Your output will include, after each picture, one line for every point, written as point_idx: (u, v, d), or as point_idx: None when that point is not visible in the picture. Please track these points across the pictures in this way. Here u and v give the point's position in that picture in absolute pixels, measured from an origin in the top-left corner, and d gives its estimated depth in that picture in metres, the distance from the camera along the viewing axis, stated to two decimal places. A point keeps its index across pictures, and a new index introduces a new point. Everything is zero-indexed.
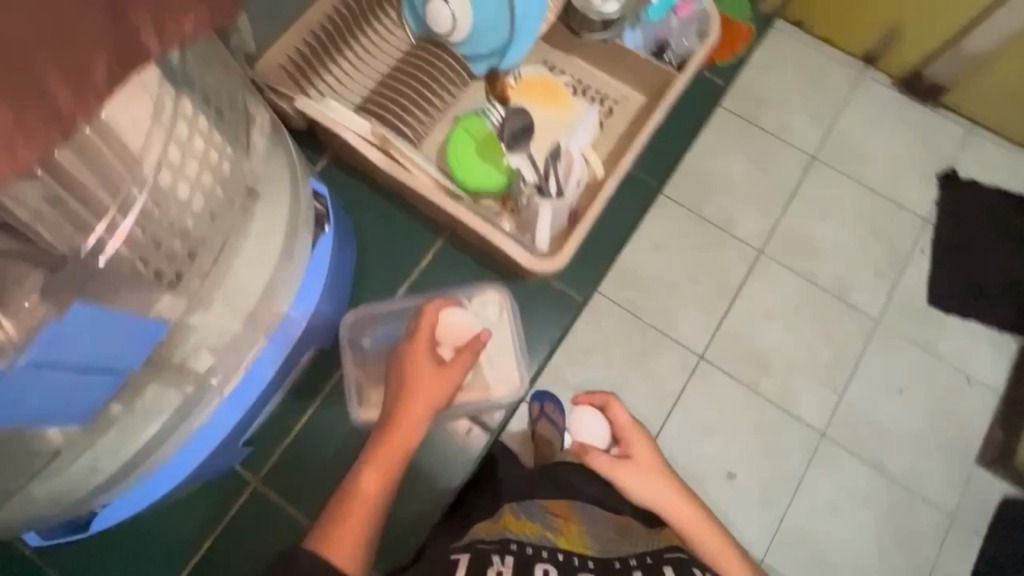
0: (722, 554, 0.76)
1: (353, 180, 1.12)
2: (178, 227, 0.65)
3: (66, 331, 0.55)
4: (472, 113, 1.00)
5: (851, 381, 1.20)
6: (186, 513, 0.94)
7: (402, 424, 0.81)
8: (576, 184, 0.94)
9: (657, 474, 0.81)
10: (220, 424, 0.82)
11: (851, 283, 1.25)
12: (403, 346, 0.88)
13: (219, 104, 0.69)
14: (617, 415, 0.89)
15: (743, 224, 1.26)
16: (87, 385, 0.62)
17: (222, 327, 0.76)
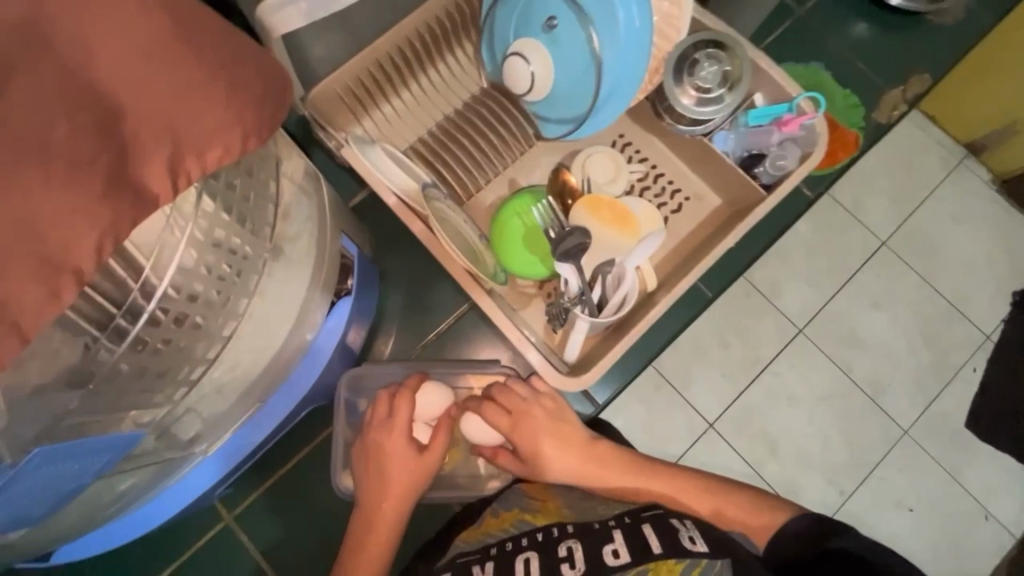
0: (690, 493, 0.80)
1: (390, 219, 1.05)
2: (186, 326, 0.56)
3: (32, 474, 0.46)
4: (525, 194, 0.93)
5: (860, 486, 1.18)
6: (160, 538, 0.92)
7: (381, 519, 0.77)
8: (623, 304, 0.83)
9: (570, 455, 0.81)
10: (201, 479, 0.78)
11: (886, 385, 1.23)
12: (368, 427, 0.81)
13: (249, 172, 0.56)
14: (501, 407, 0.83)
15: (791, 302, 1.24)
16: (51, 505, 0.52)
17: (214, 403, 0.69)
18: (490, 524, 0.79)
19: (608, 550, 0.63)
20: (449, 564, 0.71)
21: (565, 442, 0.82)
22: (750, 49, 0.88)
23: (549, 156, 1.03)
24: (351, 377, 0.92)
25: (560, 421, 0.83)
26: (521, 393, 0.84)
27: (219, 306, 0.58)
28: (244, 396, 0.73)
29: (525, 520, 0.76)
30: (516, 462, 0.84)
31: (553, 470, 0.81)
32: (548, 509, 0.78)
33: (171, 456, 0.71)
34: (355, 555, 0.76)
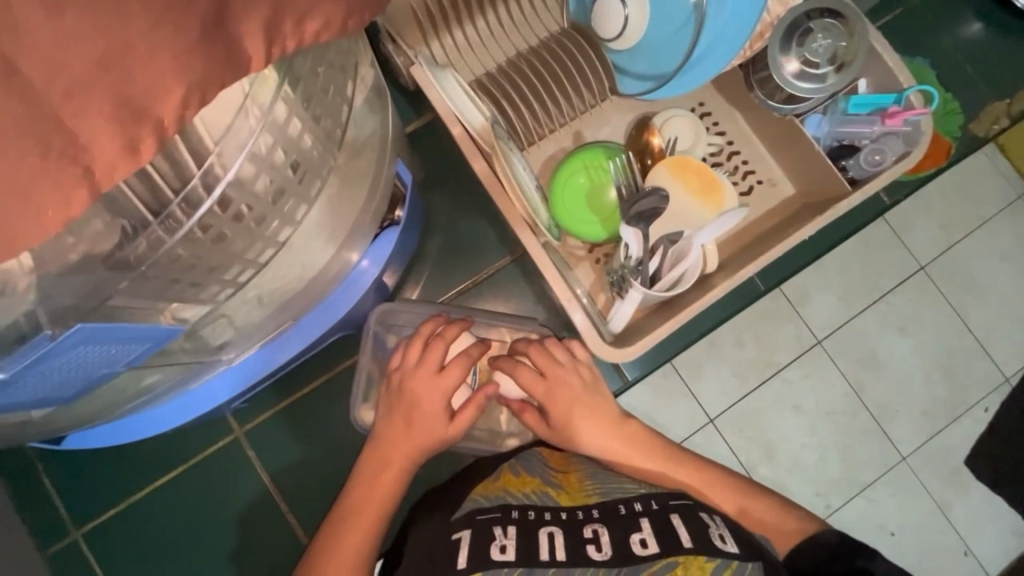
0: (712, 487, 0.75)
1: (445, 156, 0.99)
2: (249, 224, 0.53)
3: (71, 345, 0.43)
4: (601, 149, 0.88)
5: (848, 502, 1.11)
6: (170, 440, 0.92)
7: (391, 469, 0.73)
8: (685, 278, 0.79)
9: (597, 428, 0.77)
10: (222, 388, 0.76)
11: (893, 411, 1.13)
12: (412, 368, 0.77)
13: (334, 66, 0.51)
14: (537, 366, 0.80)
15: (816, 311, 1.13)
16: (83, 379, 0.50)
17: (253, 310, 0.66)
18: (508, 481, 0.72)
19: (636, 538, 0.59)
20: (467, 519, 0.64)
21: (597, 415, 0.78)
22: (871, 30, 0.80)
23: (620, 114, 0.96)
24: (380, 310, 0.88)
25: (595, 394, 0.79)
26: (561, 358, 0.81)
27: (275, 209, 0.54)
28: (278, 312, 0.70)
29: (548, 492, 0.70)
30: (541, 421, 0.80)
31: (580, 440, 0.77)
32: (573, 485, 0.72)
33: (198, 359, 0.68)
34: (357, 499, 0.72)
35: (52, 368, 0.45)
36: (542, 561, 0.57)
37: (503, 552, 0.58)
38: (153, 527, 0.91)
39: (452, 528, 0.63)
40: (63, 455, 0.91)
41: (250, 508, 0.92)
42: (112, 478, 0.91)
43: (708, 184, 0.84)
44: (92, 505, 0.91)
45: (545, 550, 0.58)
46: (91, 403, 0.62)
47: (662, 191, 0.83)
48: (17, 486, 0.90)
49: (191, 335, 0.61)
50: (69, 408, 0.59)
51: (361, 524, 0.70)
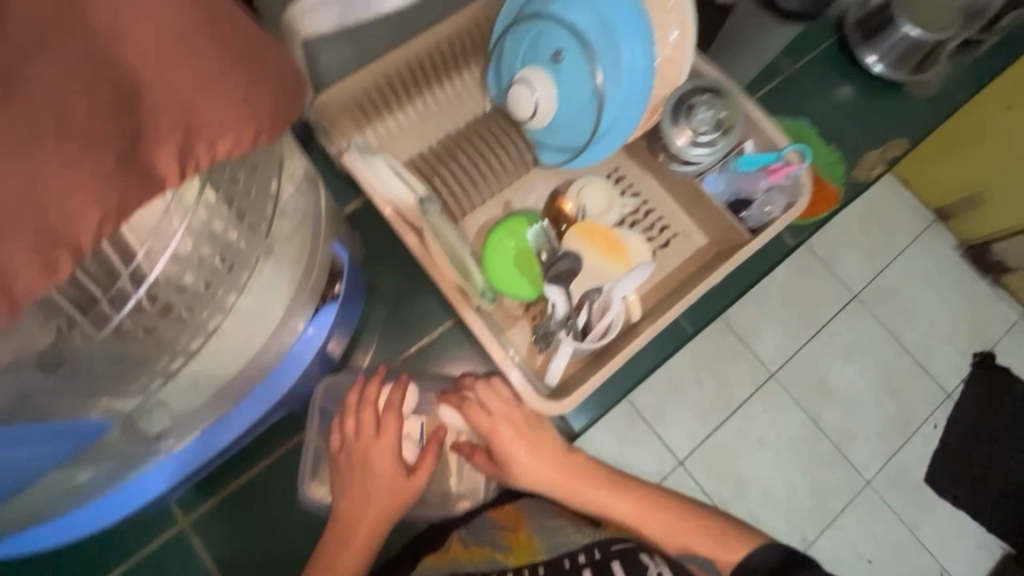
0: (647, 518, 0.75)
1: (384, 230, 1.05)
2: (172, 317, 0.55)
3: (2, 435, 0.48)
4: (523, 214, 0.94)
5: (822, 532, 1.14)
6: (108, 537, 0.88)
7: (353, 532, 0.77)
8: (611, 328, 0.86)
9: (539, 463, 0.80)
10: (160, 478, 0.75)
11: (853, 437, 1.20)
12: (352, 444, 0.81)
13: (256, 167, 0.56)
14: (482, 406, 0.82)
15: (766, 342, 1.21)
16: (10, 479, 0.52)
17: (186, 396, 0.67)
18: (460, 553, 0.78)
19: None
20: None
21: (540, 451, 0.81)
22: (743, 101, 0.94)
23: (543, 182, 1.05)
24: (328, 380, 0.91)
25: (538, 431, 0.82)
26: (503, 394, 0.83)
27: (198, 297, 0.57)
28: (217, 394, 0.72)
29: (496, 556, 0.75)
30: (491, 466, 0.83)
31: (523, 477, 0.80)
32: (522, 545, 0.77)
33: (136, 449, 0.68)
34: (319, 573, 0.75)
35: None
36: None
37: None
38: None
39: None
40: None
41: None
42: None
43: (613, 239, 0.92)
44: None
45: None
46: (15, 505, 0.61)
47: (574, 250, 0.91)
48: None
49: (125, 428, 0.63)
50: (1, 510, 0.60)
51: None
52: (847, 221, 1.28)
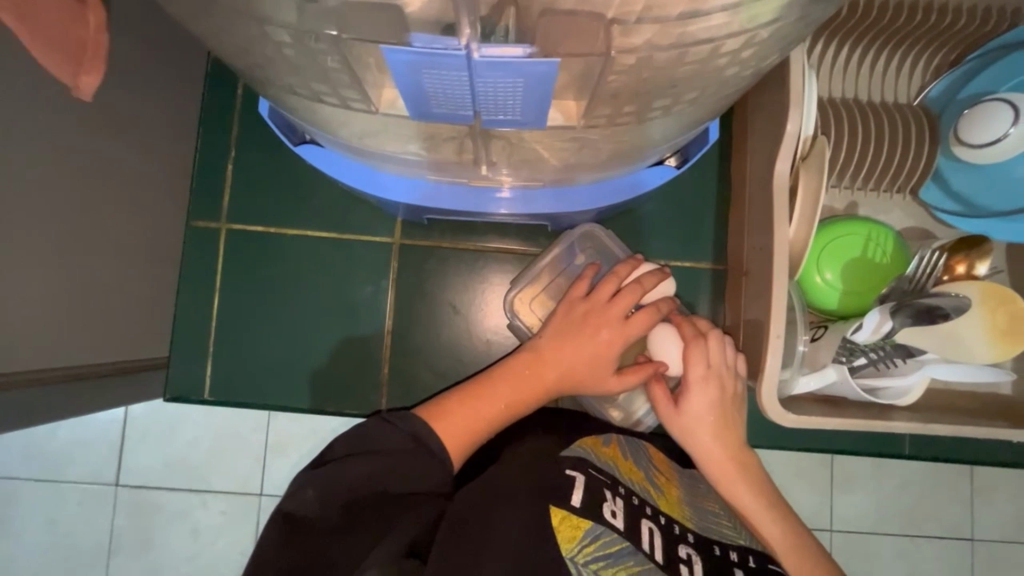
0: (787, 550, 0.72)
1: (715, 145, 0.98)
2: (627, 108, 0.49)
3: (520, 67, 0.40)
4: (892, 233, 0.79)
5: None
6: (337, 204, 0.96)
7: (539, 372, 0.75)
8: (881, 394, 0.75)
9: (711, 438, 0.77)
10: (441, 197, 0.78)
11: None
12: (589, 306, 0.78)
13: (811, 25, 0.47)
14: (706, 355, 0.77)
15: (848, 502, 1.04)
16: (456, 103, 0.46)
17: (528, 162, 0.66)
18: (617, 459, 0.74)
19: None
20: (578, 464, 0.70)
21: (719, 429, 0.77)
22: None
23: (902, 214, 0.91)
24: (584, 231, 0.91)
25: (732, 412, 0.78)
26: (728, 360, 0.78)
27: (653, 112, 0.52)
28: (538, 174, 0.71)
29: (651, 489, 0.72)
30: (668, 401, 0.78)
31: (692, 436, 0.77)
32: (672, 495, 0.74)
33: (460, 159, 0.65)
34: (490, 383, 0.74)
35: (472, 79, 0.42)
36: (642, 549, 0.64)
37: (613, 516, 0.65)
38: (277, 269, 0.96)
39: (565, 461, 0.69)
40: (255, 160, 0.97)
41: (362, 307, 0.97)
42: (275, 200, 0.96)
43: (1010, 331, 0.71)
44: (249, 211, 0.96)
45: (645, 541, 0.65)
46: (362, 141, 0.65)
47: (966, 301, 0.70)
48: (205, 157, 0.97)
49: (483, 140, 0.60)
50: (349, 122, 0.58)
51: (481, 397, 0.72)
52: None
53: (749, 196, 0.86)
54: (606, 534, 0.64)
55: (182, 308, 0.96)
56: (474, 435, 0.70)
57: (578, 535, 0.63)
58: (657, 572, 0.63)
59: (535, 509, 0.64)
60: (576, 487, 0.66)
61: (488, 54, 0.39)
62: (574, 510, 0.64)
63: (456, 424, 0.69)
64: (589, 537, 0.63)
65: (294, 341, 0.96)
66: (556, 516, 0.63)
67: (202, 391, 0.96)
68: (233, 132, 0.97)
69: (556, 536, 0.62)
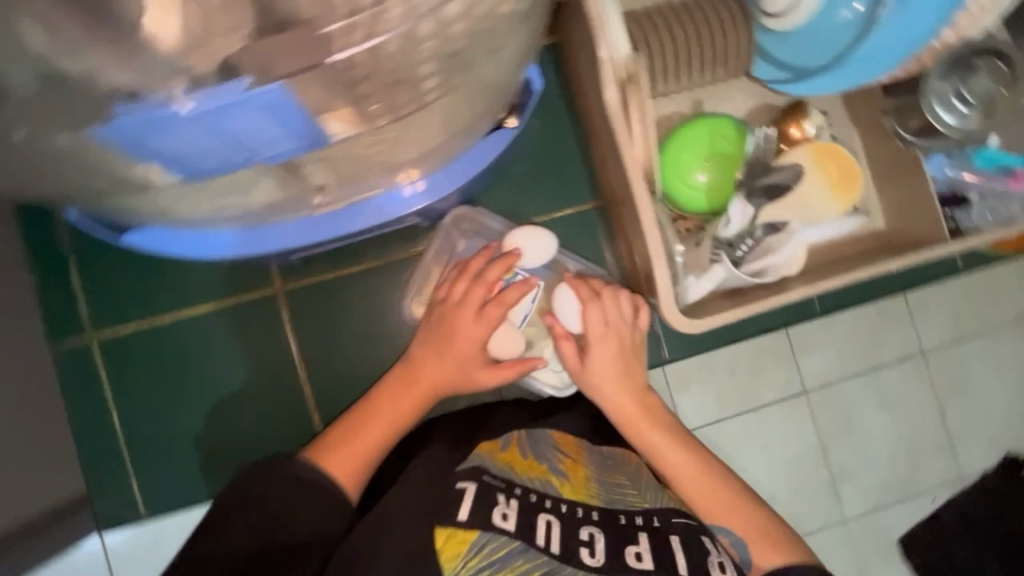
0: (692, 483, 0.77)
1: (558, 87, 0.97)
2: (406, 92, 0.46)
3: (250, 104, 0.38)
4: (731, 121, 0.82)
5: (850, 555, 1.11)
6: (206, 273, 0.91)
7: (415, 386, 0.80)
8: (770, 272, 0.79)
9: (619, 389, 0.81)
10: (294, 235, 0.75)
11: (916, 484, 1.14)
12: (451, 308, 0.82)
13: None
14: (604, 314, 0.83)
15: (813, 363, 1.12)
16: (212, 155, 0.43)
17: (354, 171, 0.62)
18: (516, 458, 0.75)
19: (632, 551, 0.66)
20: (472, 474, 0.71)
21: (624, 379, 0.82)
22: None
23: (742, 97, 0.93)
24: (455, 213, 0.91)
25: (632, 361, 0.83)
26: (625, 314, 0.83)
27: (441, 89, 0.49)
28: (376, 178, 0.68)
29: (551, 479, 0.73)
30: (576, 357, 0.83)
31: (600, 389, 0.82)
32: (578, 477, 0.75)
33: (286, 193, 0.61)
34: (378, 404, 0.79)
35: (213, 132, 0.40)
36: (537, 545, 0.65)
37: (504, 520, 0.66)
38: (166, 358, 0.91)
39: (457, 475, 0.70)
40: (98, 258, 0.89)
41: (268, 366, 0.93)
42: (139, 291, 0.90)
43: (845, 174, 0.79)
44: (114, 312, 0.90)
45: (541, 537, 0.66)
46: (167, 207, 0.59)
47: (799, 167, 0.78)
48: (44, 272, 0.89)
49: (293, 172, 0.57)
50: (142, 196, 0.53)
51: (378, 420, 0.78)
52: (1000, 276, 1.16)
53: (599, 127, 0.85)
54: (493, 541, 0.64)
55: (82, 434, 0.89)
56: (366, 461, 0.74)
57: (463, 551, 0.64)
58: (552, 563, 0.64)
59: (419, 540, 0.64)
60: (464, 502, 0.67)
61: (204, 102, 0.37)
62: (461, 526, 0.65)
63: (351, 459, 0.73)
64: (474, 550, 0.64)
65: (212, 424, 0.92)
66: (438, 539, 0.64)
67: (136, 508, 0.90)
68: (64, 237, 0.89)
69: (437, 556, 0.63)
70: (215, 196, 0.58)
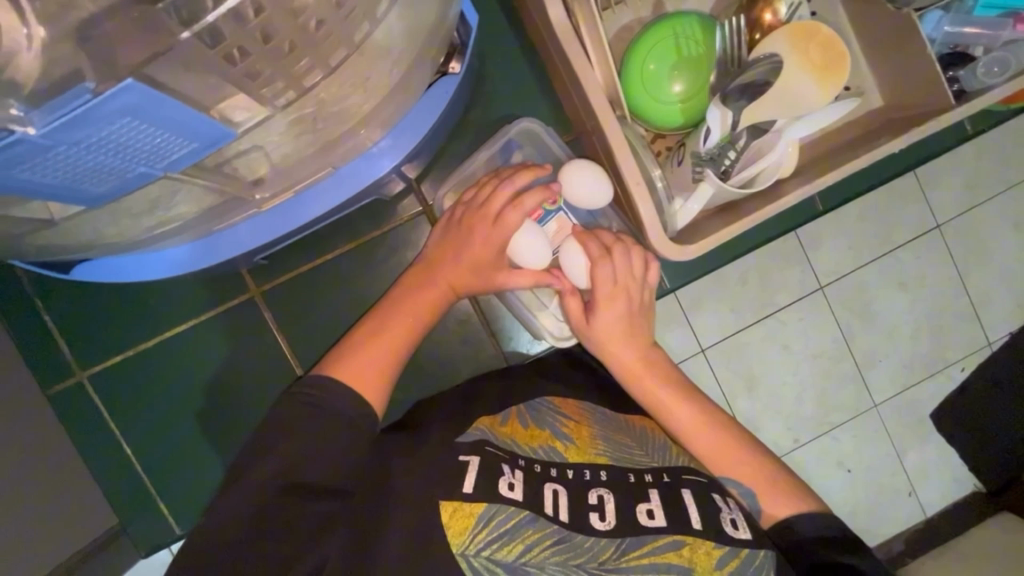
0: (700, 435, 0.76)
1: (504, 18, 0.88)
2: (309, 55, 0.40)
3: (107, 108, 0.33)
4: (696, 17, 0.73)
5: (881, 443, 1.10)
6: (178, 289, 0.88)
7: (433, 288, 0.81)
8: (760, 179, 0.71)
9: (624, 347, 0.79)
10: (250, 236, 0.71)
11: (942, 362, 1.11)
12: (472, 207, 0.81)
13: None
14: (611, 272, 0.77)
15: (824, 257, 1.07)
16: (103, 174, 0.38)
17: (291, 156, 0.57)
18: (519, 433, 0.77)
19: (643, 509, 0.68)
20: (477, 447, 0.74)
21: (630, 336, 0.80)
22: None
23: None
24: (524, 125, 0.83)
25: (641, 318, 0.81)
26: (637, 274, 0.78)
27: (350, 43, 0.43)
28: (318, 160, 0.62)
29: (556, 446, 0.76)
30: (582, 312, 0.80)
31: (604, 346, 0.80)
32: (583, 438, 0.77)
33: (220, 198, 0.56)
34: (400, 304, 0.79)
35: (83, 145, 0.35)
36: (545, 513, 0.67)
37: (511, 490, 0.69)
38: (162, 383, 0.89)
39: (461, 450, 0.73)
40: (67, 296, 0.86)
41: (265, 370, 0.91)
42: (114, 320, 0.87)
43: (835, 55, 0.67)
44: (96, 346, 0.87)
45: (549, 505, 0.68)
46: (99, 235, 0.55)
47: (776, 57, 0.68)
48: (16, 321, 0.86)
49: (216, 170, 0.52)
50: (60, 226, 0.49)
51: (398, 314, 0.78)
52: (1011, 131, 1.08)
53: (553, 53, 0.78)
54: (501, 512, 0.66)
55: (99, 470, 0.89)
56: (382, 371, 0.75)
57: (472, 523, 0.66)
58: (563, 531, 0.66)
59: (424, 523, 0.66)
60: (470, 472, 0.70)
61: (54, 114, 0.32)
62: (466, 497, 0.67)
63: (363, 363, 0.74)
64: (482, 523, 0.66)
65: (223, 435, 0.91)
66: (445, 514, 0.66)
67: (170, 528, 0.91)
68: (26, 281, 0.86)
69: (446, 532, 0.65)
70: (143, 214, 0.53)
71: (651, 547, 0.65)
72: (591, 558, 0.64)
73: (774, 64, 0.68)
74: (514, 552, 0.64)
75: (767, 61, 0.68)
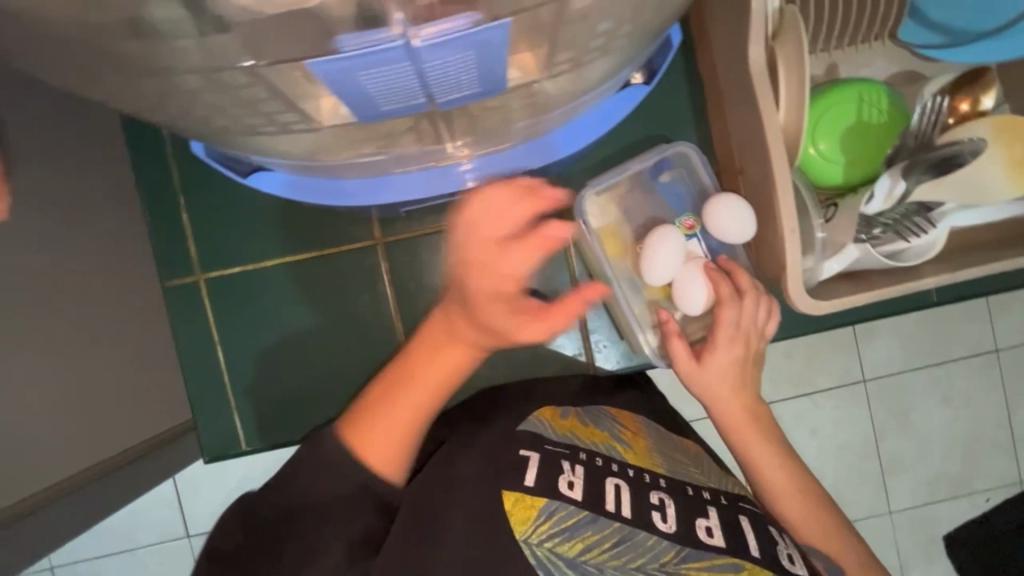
0: (792, 501, 0.76)
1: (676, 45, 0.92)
2: (596, 39, 0.44)
3: (480, 39, 0.34)
4: (884, 85, 0.75)
5: (912, 533, 1.14)
6: (310, 221, 0.92)
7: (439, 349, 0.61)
8: (908, 256, 0.72)
9: (733, 392, 0.80)
10: (411, 187, 0.74)
11: (993, 473, 1.13)
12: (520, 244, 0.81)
13: None
14: (737, 318, 0.78)
15: (900, 342, 1.12)
16: (402, 91, 0.40)
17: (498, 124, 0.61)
18: (580, 429, 0.78)
19: (702, 525, 0.69)
20: (534, 443, 0.74)
21: (739, 388, 0.80)
22: None
23: (885, 62, 0.85)
24: (680, 149, 0.86)
25: (749, 369, 0.81)
26: (758, 320, 0.79)
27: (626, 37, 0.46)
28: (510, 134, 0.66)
29: (616, 446, 0.77)
30: (689, 358, 0.80)
31: (707, 389, 0.80)
32: (640, 447, 0.78)
33: (423, 146, 0.60)
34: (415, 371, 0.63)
35: (425, 66, 0.36)
36: (606, 511, 0.68)
37: (571, 488, 0.69)
38: (269, 304, 0.92)
39: (521, 443, 0.74)
40: (207, 201, 0.91)
41: (364, 318, 0.93)
42: (243, 234, 0.91)
43: None
44: (220, 253, 0.91)
45: (610, 502, 0.69)
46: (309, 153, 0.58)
47: (980, 144, 0.68)
48: (154, 213, 0.90)
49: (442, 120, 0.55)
50: (297, 139, 0.53)
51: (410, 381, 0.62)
52: None
53: (727, 90, 0.80)
54: (562, 509, 0.67)
55: (189, 372, 0.92)
56: (404, 440, 0.62)
57: (533, 515, 0.67)
58: (623, 530, 0.67)
59: (483, 510, 0.67)
60: (530, 467, 0.71)
61: (440, 36, 0.33)
62: (528, 490, 0.68)
63: (381, 433, 0.61)
64: (543, 516, 0.67)
65: (310, 370, 0.94)
66: (508, 503, 0.67)
67: (237, 444, 0.94)
68: (173, 178, 0.90)
69: (509, 520, 0.66)
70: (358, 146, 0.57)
71: (709, 563, 0.65)
72: (651, 559, 0.65)
73: (976, 150, 0.68)
74: (575, 549, 0.65)
75: (970, 144, 0.69)
